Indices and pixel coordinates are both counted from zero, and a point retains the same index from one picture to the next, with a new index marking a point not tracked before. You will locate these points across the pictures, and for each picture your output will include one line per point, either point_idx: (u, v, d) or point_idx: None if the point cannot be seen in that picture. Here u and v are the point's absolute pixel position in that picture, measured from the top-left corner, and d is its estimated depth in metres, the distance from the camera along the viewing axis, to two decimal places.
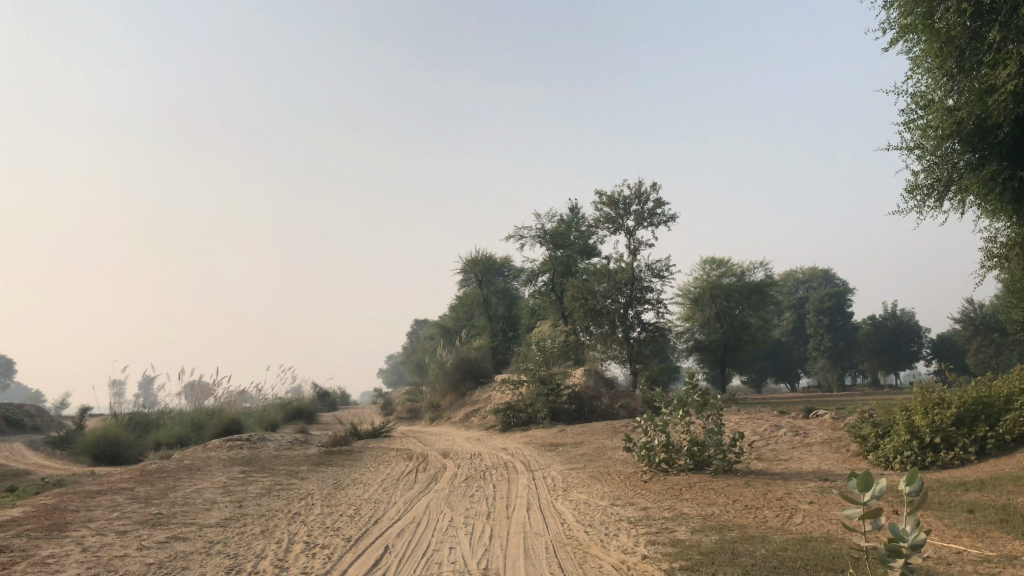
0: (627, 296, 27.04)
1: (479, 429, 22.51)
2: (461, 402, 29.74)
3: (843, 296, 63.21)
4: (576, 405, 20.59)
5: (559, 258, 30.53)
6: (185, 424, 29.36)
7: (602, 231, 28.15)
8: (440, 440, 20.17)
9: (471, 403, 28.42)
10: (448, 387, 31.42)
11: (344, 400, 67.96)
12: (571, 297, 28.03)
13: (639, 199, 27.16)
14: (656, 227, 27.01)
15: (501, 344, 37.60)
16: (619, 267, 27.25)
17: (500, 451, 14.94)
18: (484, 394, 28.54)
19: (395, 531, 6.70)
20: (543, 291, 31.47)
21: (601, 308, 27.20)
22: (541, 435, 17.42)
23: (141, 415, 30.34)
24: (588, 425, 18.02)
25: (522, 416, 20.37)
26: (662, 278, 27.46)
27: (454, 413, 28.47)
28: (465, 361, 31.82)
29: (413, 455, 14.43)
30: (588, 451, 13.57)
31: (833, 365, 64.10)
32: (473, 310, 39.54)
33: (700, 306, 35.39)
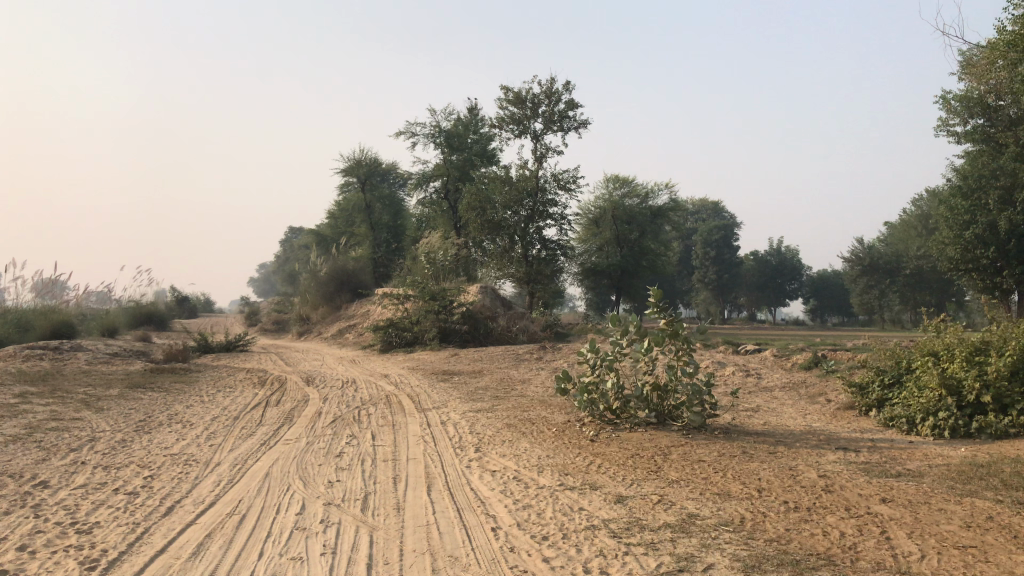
0: (529, 208, 24.29)
1: (354, 349, 19.47)
2: (334, 316, 26.55)
3: (732, 230, 62.57)
4: (470, 325, 17.83)
5: (455, 163, 27.38)
6: (5, 324, 24.91)
7: (506, 133, 25.08)
8: (306, 360, 17.03)
9: (345, 319, 25.28)
10: (320, 299, 28.14)
11: (205, 307, 63.02)
12: (466, 205, 25.07)
13: (550, 99, 24.22)
14: (566, 132, 24.22)
15: (383, 255, 34.32)
16: (522, 174, 24.38)
17: (379, 378, 12.02)
18: (362, 308, 25.41)
19: (193, 543, 3.70)
20: (435, 199, 28.36)
21: (501, 219, 24.40)
22: (428, 359, 14.59)
23: None
24: (485, 350, 15.33)
25: (407, 336, 17.48)
26: (569, 191, 24.76)
27: (325, 328, 25.29)
28: (341, 271, 28.48)
29: (267, 379, 11.34)
30: (492, 385, 10.84)
31: (715, 299, 63.90)
32: (353, 216, 35.96)
33: (599, 227, 32.88)
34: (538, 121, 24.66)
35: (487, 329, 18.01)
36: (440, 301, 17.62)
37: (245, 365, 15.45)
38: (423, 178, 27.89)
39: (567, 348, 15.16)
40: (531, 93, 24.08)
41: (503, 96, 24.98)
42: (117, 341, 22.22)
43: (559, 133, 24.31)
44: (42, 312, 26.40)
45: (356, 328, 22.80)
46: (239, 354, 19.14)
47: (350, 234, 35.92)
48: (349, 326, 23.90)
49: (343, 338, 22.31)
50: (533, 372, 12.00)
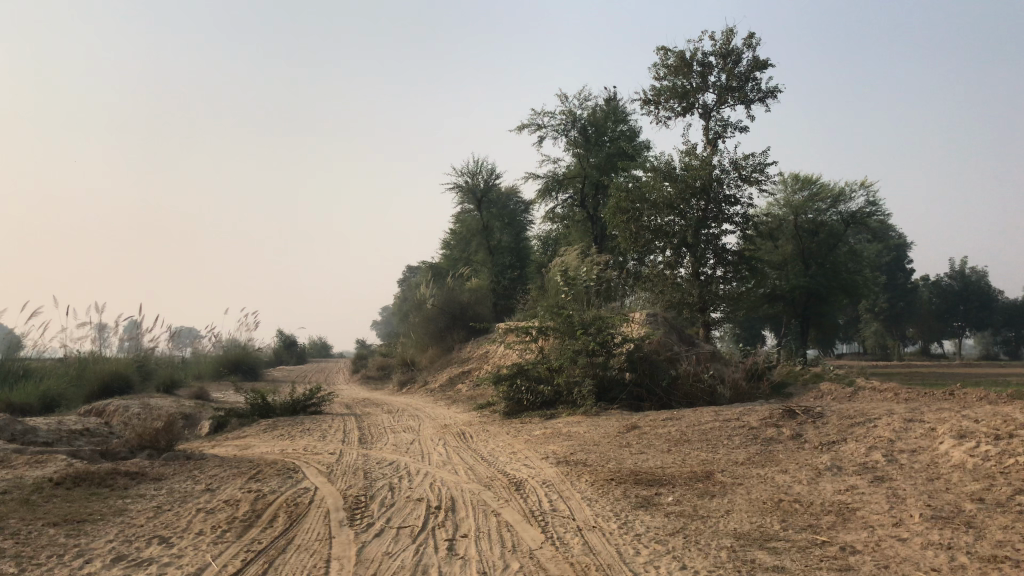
0: (701, 205, 17.85)
1: (467, 408, 13.44)
2: (445, 359, 20.71)
3: (904, 250, 53.81)
4: (639, 374, 11.32)
5: (594, 160, 21.26)
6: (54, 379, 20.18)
7: (664, 111, 18.85)
8: (393, 431, 11.15)
9: (458, 364, 19.37)
10: (429, 339, 22.44)
11: (317, 351, 58.94)
12: (614, 208, 18.90)
13: (726, 60, 17.89)
14: (749, 102, 17.81)
15: (503, 286, 28.44)
16: (690, 161, 17.99)
17: (506, 492, 5.83)
18: (479, 350, 19.45)
19: None
20: (568, 209, 22.28)
21: (662, 223, 18.08)
22: (589, 437, 8.36)
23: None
24: (681, 419, 8.96)
25: (546, 392, 11.33)
26: (754, 182, 18.16)
27: (432, 376, 19.45)
28: (454, 304, 22.71)
29: (273, 508, 5.29)
30: (782, 535, 4.45)
31: (887, 331, 55.03)
32: (469, 242, 30.38)
33: (776, 241, 25.92)
34: (710, 91, 18.36)
35: (666, 387, 11.20)
36: (599, 335, 11.30)
37: (294, 451, 9.67)
38: (554, 184, 21.95)
39: (832, 416, 8.60)
40: (701, 54, 17.78)
41: (660, 63, 18.77)
42: (165, 398, 17.12)
43: (741, 104, 17.91)
44: (99, 356, 21.79)
45: (472, 378, 16.80)
46: (308, 419, 13.37)
47: (466, 260, 30.36)
48: (462, 373, 18.00)
49: (454, 391, 16.39)
50: (837, 486, 5.54)
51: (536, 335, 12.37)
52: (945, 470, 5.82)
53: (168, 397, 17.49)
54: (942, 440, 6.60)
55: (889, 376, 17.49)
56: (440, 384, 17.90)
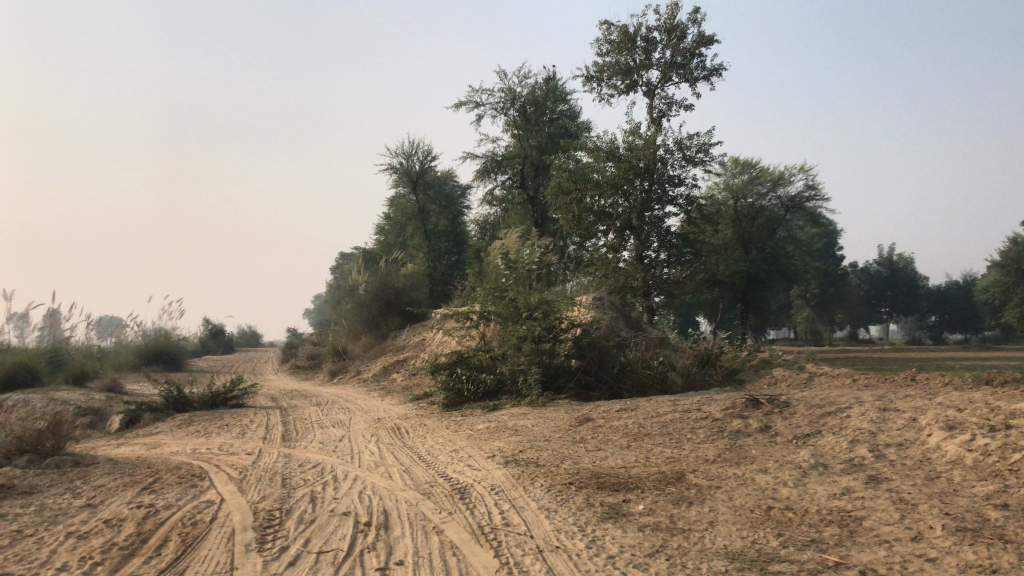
0: (645, 186, 17.15)
1: (403, 400, 12.52)
2: (378, 347, 19.72)
3: (835, 237, 54.41)
4: (589, 362, 10.55)
5: (534, 140, 20.41)
6: None
7: (607, 88, 18.09)
8: (321, 426, 10.19)
9: (392, 353, 18.40)
10: (362, 326, 21.39)
11: (247, 341, 57.02)
12: (555, 189, 18.10)
13: (671, 35, 17.18)
14: (695, 80, 17.16)
15: (440, 272, 27.46)
16: (634, 140, 17.26)
17: (448, 502, 4.96)
18: (415, 338, 18.49)
19: None
20: (507, 191, 21.41)
21: (606, 204, 17.35)
22: (538, 433, 7.53)
23: None
24: (637, 410, 8.22)
25: (488, 381, 10.51)
26: (699, 163, 17.53)
27: (365, 365, 18.45)
28: (388, 290, 21.67)
29: (163, 531, 4.32)
30: (783, 555, 3.68)
31: (819, 317, 55.72)
32: (404, 227, 29.29)
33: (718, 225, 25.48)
34: (654, 68, 17.63)
35: (617, 376, 10.44)
36: (544, 320, 10.50)
37: (208, 451, 8.64)
38: (493, 165, 21.05)
39: (799, 404, 7.95)
40: (645, 29, 17.02)
41: (602, 37, 17.98)
42: (75, 391, 15.79)
43: (686, 81, 17.25)
44: (5, 345, 20.22)
45: (408, 367, 15.86)
46: (228, 413, 12.27)
47: (401, 245, 29.27)
48: (398, 362, 17.06)
49: (388, 381, 15.45)
50: (830, 489, 4.82)
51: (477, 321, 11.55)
52: (944, 467, 5.15)
53: (78, 389, 16.16)
54: (931, 432, 5.94)
55: (835, 362, 17.10)
56: (374, 374, 16.92)
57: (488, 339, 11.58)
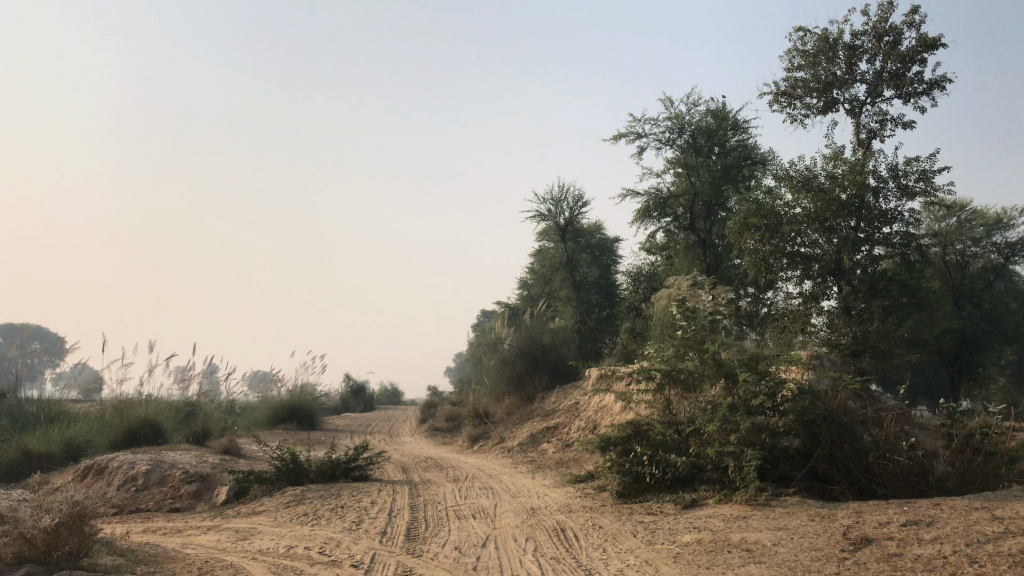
0: (853, 224, 14.13)
1: (558, 480, 9.95)
2: (524, 411, 17.21)
3: None
4: (820, 444, 7.55)
5: (707, 175, 17.81)
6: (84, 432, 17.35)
7: (801, 107, 15.33)
8: (458, 517, 7.74)
9: (541, 418, 15.83)
10: (506, 384, 19.00)
11: (388, 397, 56.15)
12: (738, 227, 15.37)
13: (882, 41, 14.26)
14: (914, 91, 14.14)
15: (590, 326, 24.80)
16: (837, 168, 14.31)
17: None
18: (567, 402, 15.95)
19: None
20: (675, 233, 18.87)
21: (803, 246, 14.43)
22: (792, 564, 4.77)
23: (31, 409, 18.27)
24: (937, 529, 5.30)
25: (679, 465, 7.79)
26: (921, 192, 14.34)
27: (509, 432, 15.96)
28: (536, 345, 19.27)
29: None
30: None
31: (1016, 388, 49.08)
32: (552, 279, 27.05)
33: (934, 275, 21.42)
34: (859, 83, 14.71)
35: (865, 467, 7.46)
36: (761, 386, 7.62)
37: (308, 552, 6.33)
38: (660, 204, 18.48)
39: None
40: (850, 35, 14.14)
41: (795, 48, 15.29)
42: (189, 451, 14.14)
43: (902, 95, 14.25)
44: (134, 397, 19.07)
45: (562, 438, 13.29)
46: (347, 488, 10.05)
47: (547, 298, 26.91)
48: (548, 431, 14.48)
49: (538, 455, 12.87)
50: None
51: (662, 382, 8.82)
52: None
53: (194, 449, 14.52)
54: None
55: None
56: (521, 444, 14.39)
57: (675, 408, 8.84)
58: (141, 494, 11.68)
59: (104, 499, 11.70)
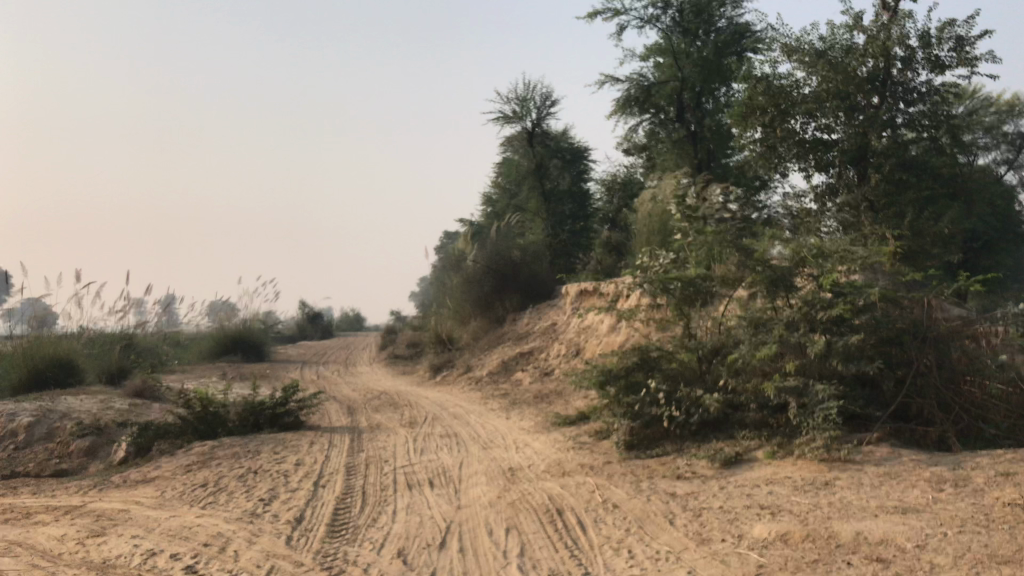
0: (875, 101, 11.99)
1: (540, 422, 7.84)
2: (493, 335, 15.09)
3: None
4: (910, 366, 5.38)
5: (696, 58, 15.44)
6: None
7: None
8: (408, 488, 5.58)
9: (512, 343, 13.70)
10: (472, 306, 16.84)
11: (351, 325, 54.07)
12: (739, 112, 13.09)
13: None
14: None
15: (562, 241, 22.54)
16: (857, 36, 12.05)
17: None
18: (542, 324, 13.84)
19: None
20: (660, 127, 16.58)
21: (818, 130, 12.26)
22: None
23: None
24: None
25: (710, 403, 5.65)
26: (956, 63, 12.08)
27: (476, 359, 13.85)
28: (505, 256, 16.84)
29: None
30: None
31: None
32: (519, 189, 24.67)
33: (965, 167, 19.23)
34: None
35: (972, 400, 5.34)
36: (828, 294, 5.41)
37: (177, 564, 4.13)
38: (644, 93, 16.11)
39: None
40: None
41: None
42: (95, 396, 11.83)
43: None
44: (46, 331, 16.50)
45: (538, 367, 11.21)
46: (270, 442, 7.84)
47: (515, 210, 24.48)
48: (523, 360, 12.34)
49: (514, 389, 10.73)
50: None
51: (685, 293, 6.53)
52: None
53: (102, 393, 12.20)
54: None
55: None
56: (493, 376, 12.24)
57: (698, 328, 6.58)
58: (22, 453, 9.41)
59: None
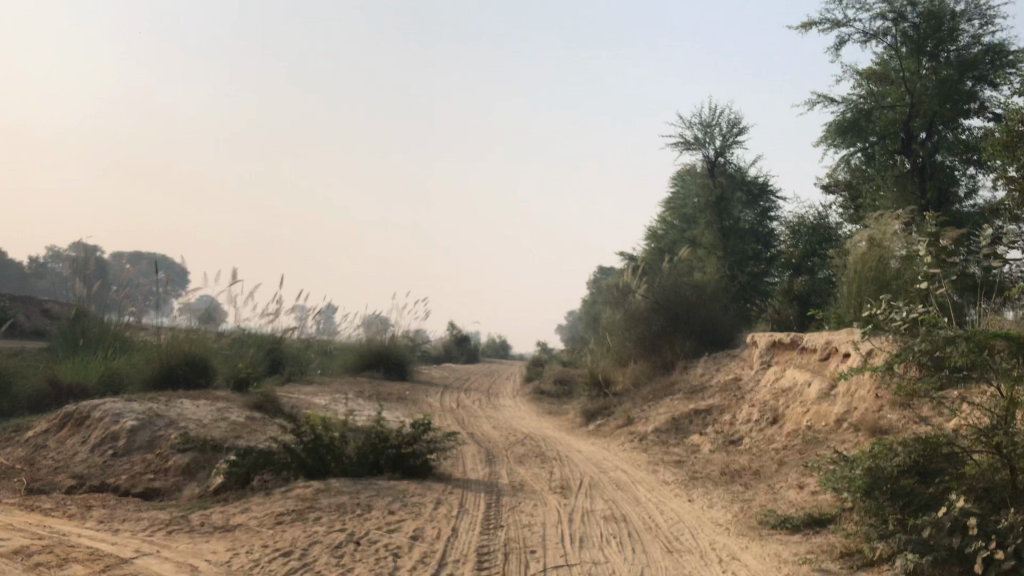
0: None
1: (737, 518, 5.80)
2: (659, 384, 13.05)
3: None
4: None
5: (933, 81, 12.95)
6: (119, 367, 14.12)
7: None
8: None
9: (683, 398, 11.65)
10: (635, 347, 14.87)
11: (496, 351, 53.14)
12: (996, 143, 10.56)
13: None
14: None
15: (740, 285, 20.09)
16: None
17: None
18: (723, 381, 11.73)
19: None
20: (878, 158, 14.11)
21: None
22: None
23: (81, 346, 15.54)
24: None
25: None
26: None
27: (638, 412, 11.87)
28: (675, 293, 14.68)
29: None
30: None
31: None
32: (691, 223, 22.54)
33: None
34: None
35: None
36: None
37: None
38: (861, 117, 13.80)
39: None
40: None
41: None
42: (213, 403, 10.67)
43: None
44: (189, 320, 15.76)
45: (722, 438, 9.15)
46: (386, 493, 6.20)
47: (688, 246, 22.13)
48: (700, 426, 10.23)
49: (695, 460, 8.62)
50: None
51: (1010, 381, 4.23)
52: None
53: (223, 400, 11.05)
54: None
55: None
56: (662, 438, 10.18)
57: None
58: (118, 463, 8.20)
59: (69, 466, 8.29)
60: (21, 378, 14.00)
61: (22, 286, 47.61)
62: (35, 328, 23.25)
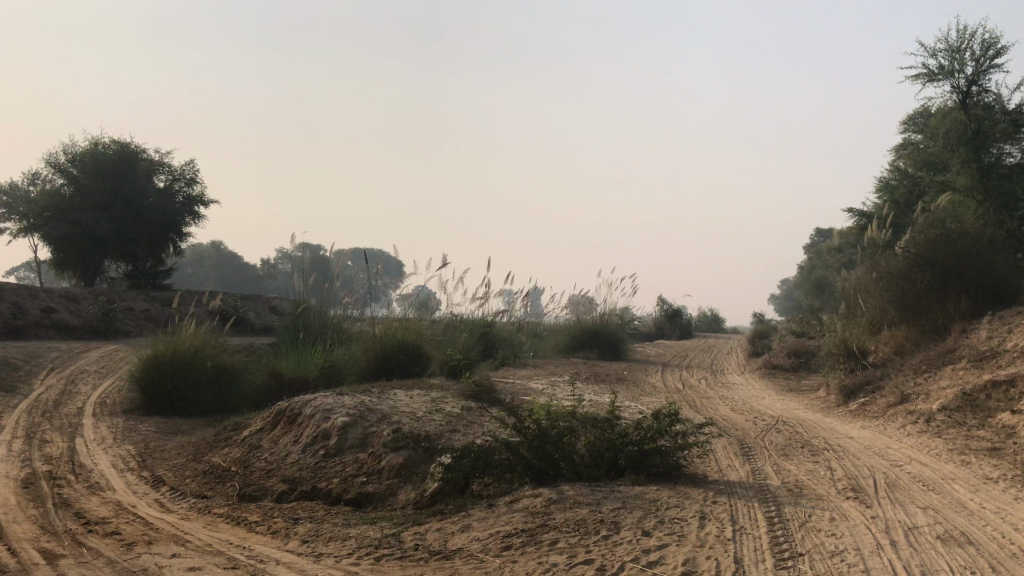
0: None
1: None
2: (931, 352, 10.95)
3: None
4: None
5: None
6: (336, 359, 13.89)
7: None
8: None
9: (971, 369, 9.57)
10: (895, 310, 12.76)
11: (708, 324, 50.80)
12: None
13: None
14: None
15: None
16: None
17: None
18: (1022, 343, 9.52)
19: None
20: None
21: None
22: None
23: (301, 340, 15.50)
24: None
25: None
26: None
27: (913, 387, 9.91)
28: (945, 244, 12.44)
29: None
30: None
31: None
32: (939, 166, 19.61)
33: None
34: None
35: None
36: None
37: None
38: None
39: None
40: None
41: None
42: (427, 393, 9.93)
43: None
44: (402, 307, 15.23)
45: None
46: (635, 503, 4.98)
47: (936, 194, 19.27)
48: (1006, 404, 8.19)
49: (1017, 448, 6.72)
50: None
51: None
52: None
53: (438, 390, 10.30)
54: None
55: None
56: (956, 419, 8.25)
57: None
58: (329, 464, 7.52)
59: (281, 468, 7.72)
60: (246, 374, 14.10)
61: (255, 282, 50.97)
62: (264, 324, 24.18)
